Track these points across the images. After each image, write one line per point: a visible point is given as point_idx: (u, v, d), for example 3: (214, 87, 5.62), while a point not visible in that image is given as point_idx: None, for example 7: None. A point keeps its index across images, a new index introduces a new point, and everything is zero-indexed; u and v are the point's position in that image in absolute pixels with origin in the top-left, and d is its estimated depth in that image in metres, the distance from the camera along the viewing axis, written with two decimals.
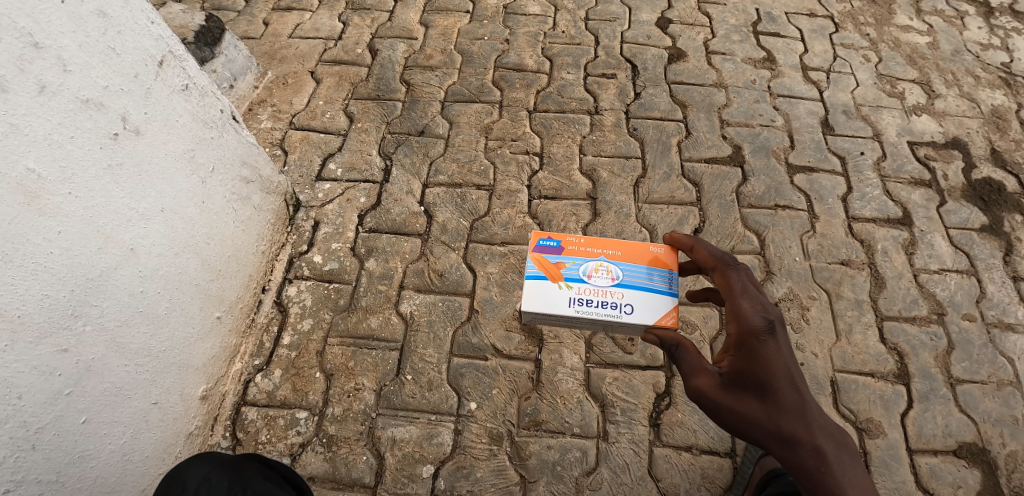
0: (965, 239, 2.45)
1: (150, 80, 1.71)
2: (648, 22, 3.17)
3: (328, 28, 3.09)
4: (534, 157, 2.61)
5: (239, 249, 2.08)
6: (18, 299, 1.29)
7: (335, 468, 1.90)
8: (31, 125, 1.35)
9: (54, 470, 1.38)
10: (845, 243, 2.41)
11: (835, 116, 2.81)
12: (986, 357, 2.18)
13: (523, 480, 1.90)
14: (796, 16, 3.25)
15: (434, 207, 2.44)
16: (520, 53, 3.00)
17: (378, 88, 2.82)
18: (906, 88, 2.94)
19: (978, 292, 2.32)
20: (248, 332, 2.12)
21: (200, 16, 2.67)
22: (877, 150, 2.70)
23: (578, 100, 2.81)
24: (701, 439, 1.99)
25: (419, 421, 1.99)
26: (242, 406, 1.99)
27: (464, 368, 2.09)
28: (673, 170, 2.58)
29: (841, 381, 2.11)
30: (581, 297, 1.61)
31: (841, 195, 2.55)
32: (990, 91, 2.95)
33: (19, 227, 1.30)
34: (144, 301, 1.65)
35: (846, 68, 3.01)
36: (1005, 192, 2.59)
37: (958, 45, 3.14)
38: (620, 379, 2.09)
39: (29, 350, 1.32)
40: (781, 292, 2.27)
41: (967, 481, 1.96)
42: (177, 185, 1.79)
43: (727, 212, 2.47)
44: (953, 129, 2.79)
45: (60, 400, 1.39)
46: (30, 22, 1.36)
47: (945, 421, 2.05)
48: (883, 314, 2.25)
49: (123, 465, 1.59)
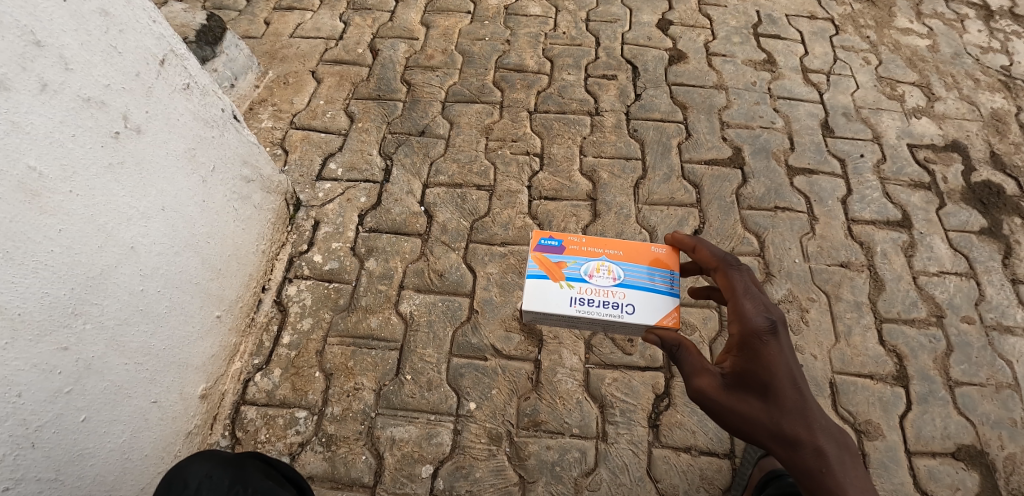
0: (964, 241, 2.45)
1: (151, 79, 1.71)
2: (648, 23, 3.18)
3: (329, 28, 3.09)
4: (535, 158, 2.61)
5: (240, 248, 2.08)
6: (19, 297, 1.30)
7: (334, 468, 1.90)
8: (33, 124, 1.35)
9: (54, 468, 1.38)
10: (845, 245, 2.42)
11: (835, 118, 2.82)
12: (985, 360, 2.19)
13: (522, 480, 1.90)
14: (796, 18, 3.26)
15: (434, 207, 2.44)
16: (520, 54, 3.00)
17: (378, 88, 2.83)
18: (906, 91, 2.94)
19: (977, 295, 2.33)
20: (248, 331, 2.12)
21: (201, 15, 2.68)
22: (877, 153, 2.70)
23: (578, 101, 2.82)
24: (701, 440, 1.99)
25: (418, 421, 1.99)
26: (241, 405, 1.99)
27: (464, 368, 2.09)
28: (673, 172, 2.58)
29: (841, 383, 2.11)
30: (582, 297, 1.61)
31: (841, 197, 2.56)
32: (989, 94, 2.95)
33: (19, 225, 1.30)
34: (144, 299, 1.65)
35: (846, 70, 3.02)
36: (1004, 195, 2.60)
37: (957, 48, 3.14)
38: (620, 379, 2.09)
39: (29, 348, 1.32)
40: (780, 293, 2.28)
41: (965, 483, 1.96)
42: (178, 184, 1.79)
43: (727, 213, 2.47)
44: (953, 132, 2.79)
45: (60, 398, 1.39)
46: (32, 21, 1.36)
47: (944, 423, 2.06)
48: (883, 316, 2.26)
49: (122, 463, 1.58)
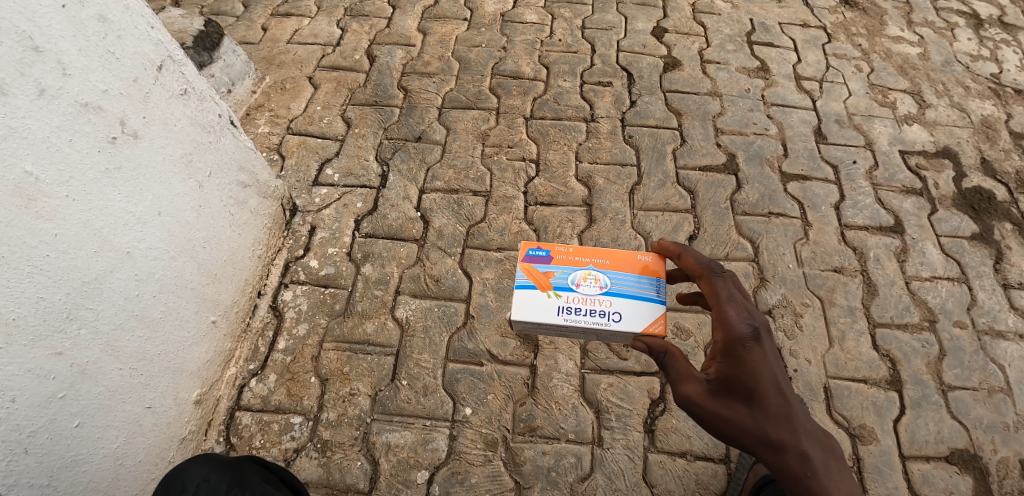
0: (956, 247, 2.48)
1: (149, 84, 1.72)
2: (644, 31, 3.21)
3: (327, 34, 3.10)
4: (531, 164, 2.62)
5: (236, 253, 2.08)
6: (14, 301, 1.29)
7: (329, 474, 1.89)
8: (31, 128, 1.35)
9: (45, 474, 1.37)
10: (838, 251, 2.44)
11: (828, 125, 2.84)
12: (977, 364, 2.20)
13: (518, 486, 1.90)
14: (790, 27, 3.29)
15: (431, 213, 2.45)
16: (517, 60, 3.02)
17: (375, 94, 2.84)
18: (897, 98, 2.97)
19: (969, 300, 2.34)
20: (243, 336, 2.11)
21: (199, 21, 2.69)
22: (869, 159, 2.73)
23: (574, 107, 2.84)
24: (696, 445, 1.99)
25: (414, 427, 1.98)
26: (236, 411, 1.99)
27: (460, 373, 2.09)
28: (668, 178, 2.60)
29: (834, 388, 2.12)
30: (570, 306, 1.62)
31: (834, 203, 2.58)
32: (980, 102, 2.99)
33: (16, 229, 1.30)
34: (139, 304, 1.65)
35: (838, 78, 3.05)
36: (994, 201, 2.62)
37: (948, 56, 3.18)
38: (615, 385, 2.09)
39: (24, 353, 1.32)
40: (774, 299, 2.29)
41: (959, 487, 1.97)
42: (175, 189, 1.79)
43: (721, 219, 2.49)
44: (944, 139, 2.82)
45: (53, 404, 1.39)
46: (31, 26, 1.37)
47: (937, 427, 2.07)
48: (876, 321, 2.27)
49: (116, 470, 1.58)
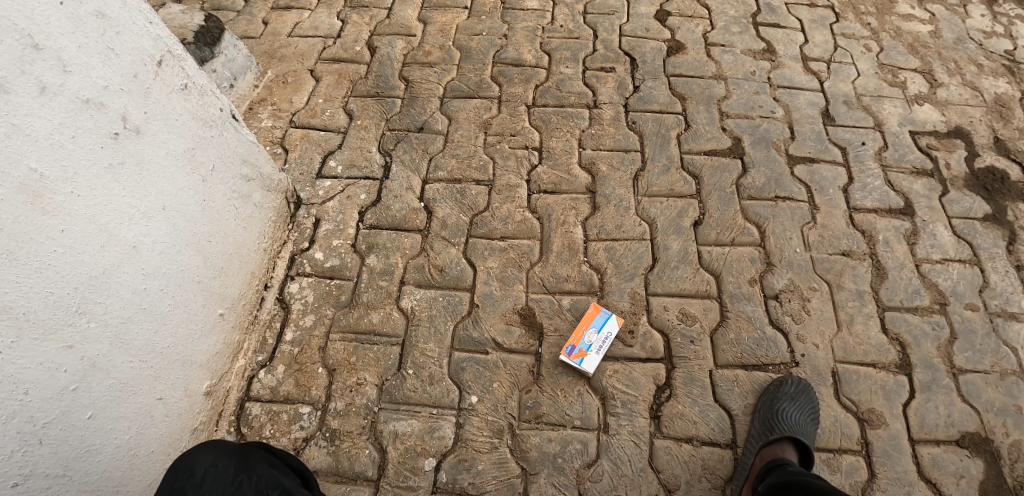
0: (968, 228, 2.44)
1: (150, 80, 1.73)
2: (646, 15, 3.17)
3: (327, 26, 3.10)
4: (534, 152, 2.62)
5: (241, 247, 2.10)
6: (23, 297, 1.32)
7: (338, 462, 1.92)
8: (33, 126, 1.37)
9: (60, 464, 1.40)
10: (846, 234, 2.41)
11: (835, 107, 2.80)
12: (989, 347, 2.17)
13: (524, 472, 1.91)
14: (796, 7, 3.24)
15: (435, 203, 2.45)
16: (518, 48, 3.00)
17: (377, 86, 2.84)
18: (908, 78, 2.92)
19: (981, 282, 2.31)
20: (251, 328, 2.14)
21: (199, 16, 2.69)
22: (879, 141, 2.68)
23: (576, 94, 2.82)
24: (702, 430, 2.00)
25: (420, 415, 2.00)
26: (246, 402, 2.02)
27: (465, 361, 2.10)
28: (672, 163, 2.58)
29: (842, 372, 2.11)
30: (601, 343, 2.11)
31: (842, 186, 2.54)
32: (992, 80, 2.92)
33: (21, 226, 1.33)
34: (147, 298, 1.67)
35: (847, 58, 2.99)
36: (1008, 181, 2.57)
37: (960, 34, 3.11)
38: (620, 371, 2.10)
39: (35, 346, 1.35)
40: (781, 284, 2.28)
41: (970, 470, 1.95)
42: (178, 184, 1.82)
43: (726, 204, 2.47)
44: (956, 118, 2.77)
45: (66, 396, 1.42)
46: (29, 24, 1.38)
47: (947, 411, 2.05)
48: (885, 305, 2.25)
49: (130, 460, 1.61)
